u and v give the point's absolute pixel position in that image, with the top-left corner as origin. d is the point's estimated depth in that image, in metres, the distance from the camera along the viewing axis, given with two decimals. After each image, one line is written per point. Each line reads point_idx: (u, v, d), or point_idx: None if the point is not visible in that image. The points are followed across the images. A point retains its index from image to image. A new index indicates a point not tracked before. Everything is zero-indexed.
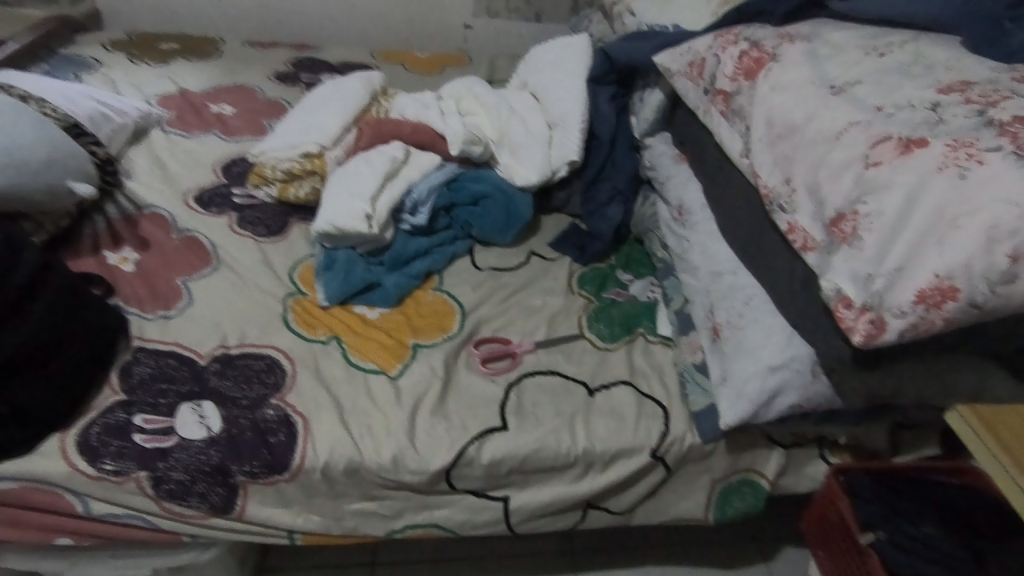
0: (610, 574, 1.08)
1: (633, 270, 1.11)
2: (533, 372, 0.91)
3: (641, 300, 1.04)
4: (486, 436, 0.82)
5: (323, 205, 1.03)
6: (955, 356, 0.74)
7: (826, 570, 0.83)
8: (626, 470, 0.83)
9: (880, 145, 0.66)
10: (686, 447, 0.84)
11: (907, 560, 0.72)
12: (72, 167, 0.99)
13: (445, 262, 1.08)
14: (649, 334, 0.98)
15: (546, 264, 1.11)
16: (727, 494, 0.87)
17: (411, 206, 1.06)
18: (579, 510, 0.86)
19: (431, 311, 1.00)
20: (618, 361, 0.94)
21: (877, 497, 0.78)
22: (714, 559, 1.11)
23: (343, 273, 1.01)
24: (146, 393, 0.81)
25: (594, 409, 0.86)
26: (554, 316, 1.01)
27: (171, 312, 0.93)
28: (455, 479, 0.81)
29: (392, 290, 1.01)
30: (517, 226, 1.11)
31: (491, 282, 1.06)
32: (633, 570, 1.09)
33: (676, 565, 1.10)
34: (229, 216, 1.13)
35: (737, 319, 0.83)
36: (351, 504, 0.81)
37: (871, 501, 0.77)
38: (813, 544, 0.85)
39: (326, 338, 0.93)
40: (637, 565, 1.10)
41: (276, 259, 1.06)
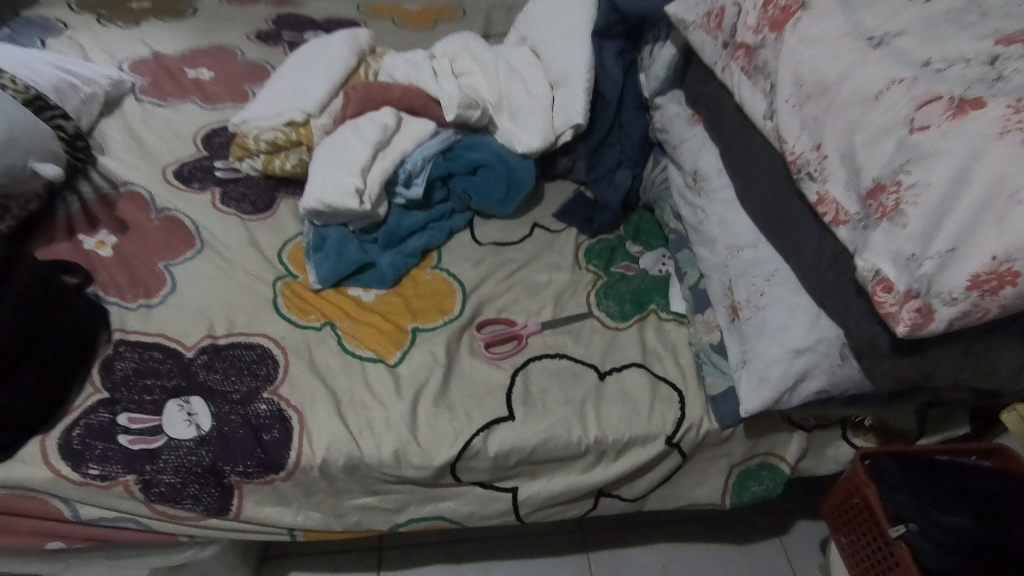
0: (621, 551, 1.07)
1: (643, 241, 1.04)
2: (541, 355, 0.86)
3: (652, 274, 0.98)
4: (493, 425, 0.77)
5: (311, 180, 0.96)
6: (999, 337, 0.68)
7: (849, 557, 0.80)
8: (640, 458, 0.79)
9: (927, 107, 0.59)
10: (703, 432, 0.80)
11: (937, 552, 0.69)
12: (36, 145, 0.92)
13: (444, 237, 1.02)
14: (661, 311, 0.93)
15: (551, 237, 1.05)
16: (745, 478, 0.83)
17: (405, 179, 0.99)
18: (591, 498, 0.82)
19: (431, 292, 0.94)
20: (630, 342, 0.88)
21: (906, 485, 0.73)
22: (726, 533, 1.09)
23: (335, 253, 0.95)
24: (131, 391, 0.76)
25: (605, 395, 0.81)
26: (561, 294, 0.95)
27: (154, 301, 0.88)
28: (461, 472, 0.77)
29: (388, 270, 0.95)
30: (519, 196, 1.04)
31: (492, 258, 1.00)
32: (644, 547, 1.07)
33: (687, 540, 1.08)
34: (211, 192, 1.06)
35: (758, 298, 0.77)
36: (353, 500, 0.78)
37: (898, 489, 0.73)
38: (835, 530, 0.82)
39: (319, 324, 0.88)
40: (648, 541, 1.08)
41: (264, 238, 1.00)
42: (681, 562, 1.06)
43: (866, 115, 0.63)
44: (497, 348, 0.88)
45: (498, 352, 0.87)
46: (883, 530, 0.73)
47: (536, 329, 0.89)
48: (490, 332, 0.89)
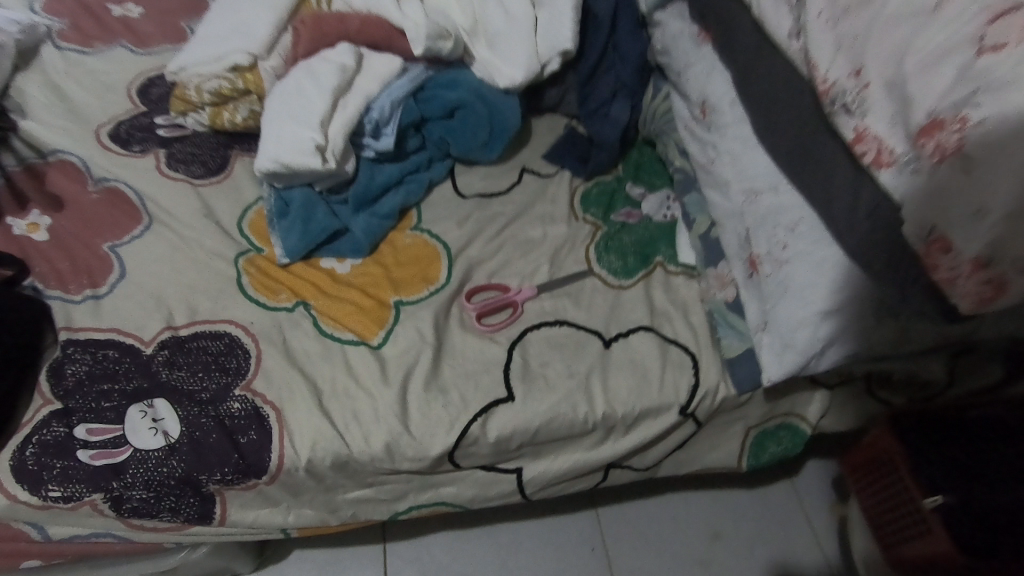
0: (633, 503, 1.05)
1: (645, 182, 0.93)
2: (538, 324, 0.78)
3: (656, 221, 0.89)
4: (491, 409, 0.71)
5: (264, 137, 0.84)
6: None
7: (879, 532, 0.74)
8: (652, 430, 0.74)
9: (1003, 20, 0.47)
10: (719, 399, 0.74)
11: (981, 529, 0.62)
12: None
13: (423, 192, 0.91)
14: (669, 264, 0.84)
15: (542, 184, 0.94)
16: (763, 440, 0.78)
17: (373, 129, 0.86)
18: (600, 472, 0.77)
19: (412, 258, 0.85)
20: (636, 301, 0.80)
21: (940, 454, 0.67)
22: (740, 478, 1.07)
23: (301, 221, 0.84)
24: (86, 397, 0.69)
25: (611, 365, 0.75)
26: (557, 250, 0.86)
27: (101, 291, 0.78)
28: (460, 459, 0.71)
29: (362, 237, 0.85)
30: (504, 139, 0.92)
31: (479, 214, 0.90)
32: (657, 498, 1.05)
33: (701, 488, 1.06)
34: (155, 155, 0.93)
35: (780, 251, 0.68)
36: (346, 494, 0.72)
37: (932, 460, 0.67)
38: (864, 505, 0.76)
39: (291, 304, 0.79)
40: (661, 492, 1.06)
41: (220, 207, 0.89)
42: (696, 510, 1.04)
43: (922, 32, 0.51)
44: (492, 317, 0.80)
45: (493, 322, 0.79)
46: (918, 501, 0.67)
47: (531, 292, 0.81)
48: (482, 300, 0.81)
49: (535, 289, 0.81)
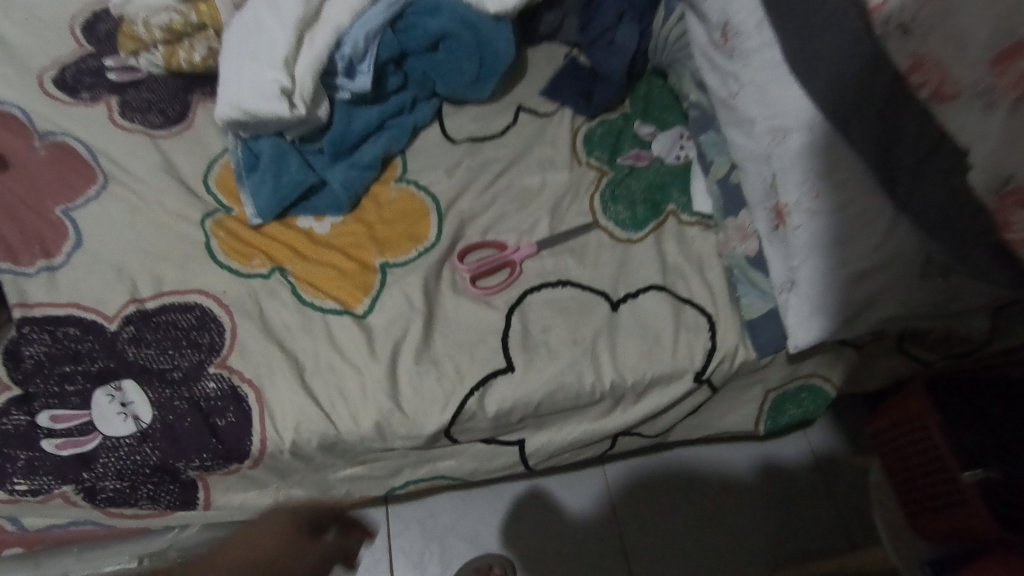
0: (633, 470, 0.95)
1: (656, 119, 0.83)
2: (539, 285, 0.71)
3: (669, 164, 0.79)
4: (490, 381, 0.65)
5: (222, 79, 0.74)
6: None
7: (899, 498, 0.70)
8: (663, 399, 0.68)
9: None
10: (737, 363, 0.68)
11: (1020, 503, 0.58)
12: None
13: (407, 138, 0.82)
14: (682, 213, 0.76)
15: (540, 124, 0.84)
16: (782, 403, 0.73)
17: (346, 67, 0.76)
18: (608, 441, 0.73)
19: (397, 214, 0.77)
20: (646, 256, 0.73)
21: (978, 423, 0.62)
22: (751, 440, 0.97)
23: (272, 176, 0.75)
24: (47, 382, 0.63)
25: (619, 329, 0.68)
26: (558, 201, 0.78)
27: (57, 262, 0.71)
28: (458, 434, 0.67)
29: (340, 192, 0.76)
30: (496, 75, 0.81)
31: (470, 161, 0.81)
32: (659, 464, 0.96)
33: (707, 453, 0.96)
34: (106, 103, 0.83)
35: (812, 202, 0.59)
36: (338, 473, 0.68)
37: (970, 430, 0.62)
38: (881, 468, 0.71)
39: (267, 270, 0.72)
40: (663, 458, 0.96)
41: (183, 161, 0.80)
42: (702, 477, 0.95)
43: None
44: (489, 278, 0.73)
45: (490, 285, 0.72)
46: (953, 473, 0.62)
47: (531, 250, 0.73)
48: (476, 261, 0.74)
49: (535, 246, 0.73)
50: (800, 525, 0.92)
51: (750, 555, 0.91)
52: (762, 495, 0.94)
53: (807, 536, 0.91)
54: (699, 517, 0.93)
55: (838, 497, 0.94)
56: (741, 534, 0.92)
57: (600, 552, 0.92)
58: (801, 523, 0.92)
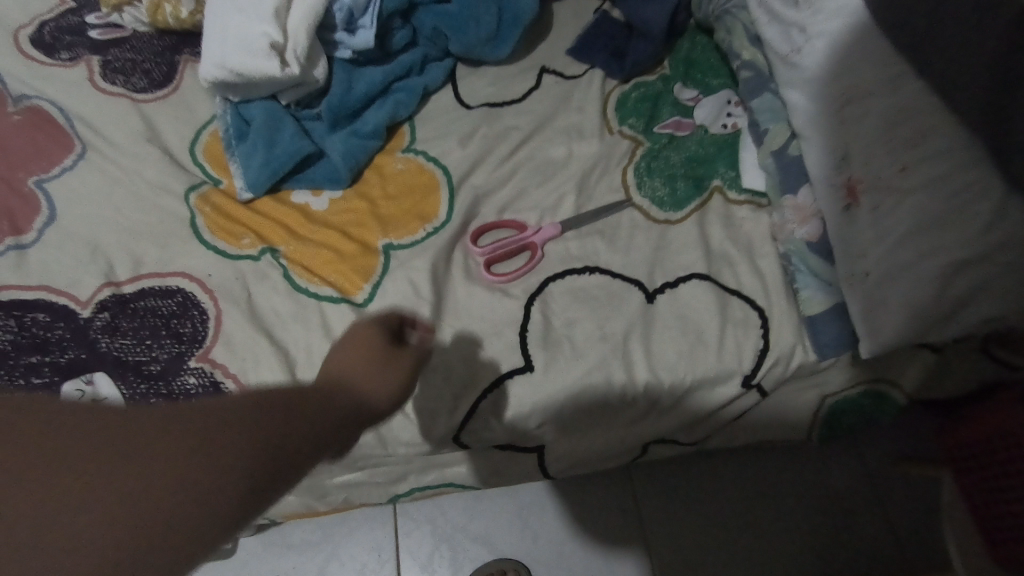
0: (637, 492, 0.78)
1: (699, 82, 0.73)
2: (564, 272, 0.62)
3: (713, 134, 0.69)
4: (506, 382, 0.57)
5: (207, 35, 0.65)
6: None
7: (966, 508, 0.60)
8: (703, 406, 0.59)
9: None
10: (793, 366, 0.58)
11: None
12: None
13: (415, 102, 0.72)
14: (729, 189, 0.66)
15: (566, 88, 0.74)
16: (841, 410, 0.64)
17: (346, 22, 0.68)
18: (637, 449, 0.64)
19: (404, 188, 0.68)
20: (687, 240, 0.63)
21: None
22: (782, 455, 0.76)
23: (263, 144, 0.67)
24: (11, 374, 0.56)
25: (655, 324, 0.59)
26: (586, 175, 0.68)
27: (26, 240, 0.64)
28: (468, 441, 0.59)
29: (340, 163, 0.68)
30: (517, 30, 0.72)
31: (487, 129, 0.71)
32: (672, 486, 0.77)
33: (726, 474, 0.77)
34: (87, 63, 0.75)
35: (897, 176, 0.50)
36: (335, 479, 0.61)
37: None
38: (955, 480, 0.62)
39: (257, 251, 0.64)
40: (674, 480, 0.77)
41: (169, 130, 0.72)
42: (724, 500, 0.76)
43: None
44: (507, 263, 0.65)
45: (508, 271, 0.64)
46: None
47: (554, 232, 0.64)
48: (492, 243, 0.65)
49: (559, 227, 0.64)
50: (837, 529, 0.73)
51: (761, 554, 0.72)
52: (801, 485, 0.75)
53: (844, 549, 0.72)
54: (711, 497, 0.76)
55: (900, 513, 0.73)
56: (757, 526, 0.74)
57: (585, 540, 0.77)
58: (843, 536, 0.72)
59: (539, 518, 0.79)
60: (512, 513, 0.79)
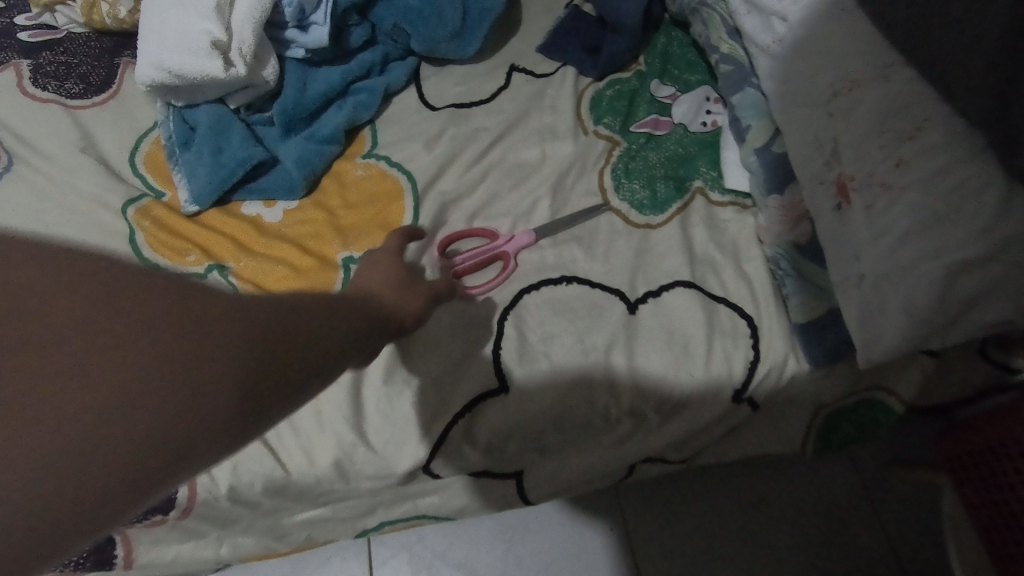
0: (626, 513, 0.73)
1: (676, 78, 0.69)
2: (539, 282, 0.58)
3: (692, 132, 0.65)
4: (479, 405, 0.53)
5: (143, 33, 0.60)
6: None
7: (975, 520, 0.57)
8: (691, 425, 0.55)
9: None
10: (786, 378, 0.55)
11: None
12: None
13: (377, 104, 0.68)
14: (711, 190, 0.62)
15: (537, 86, 0.70)
16: (837, 420, 0.60)
17: (296, 18, 0.62)
18: (623, 470, 0.60)
19: (365, 196, 0.63)
20: (670, 245, 0.59)
21: None
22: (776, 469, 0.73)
23: (209, 151, 0.62)
24: None
25: (639, 337, 0.55)
26: (561, 178, 0.64)
27: None
28: (440, 470, 0.54)
29: (295, 171, 0.63)
30: (483, 25, 0.67)
31: (454, 131, 0.67)
32: (662, 504, 0.73)
33: (718, 490, 0.73)
34: (16, 68, 0.69)
35: (892, 172, 0.46)
36: (295, 516, 0.56)
37: None
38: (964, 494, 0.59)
39: (204, 269, 0.59)
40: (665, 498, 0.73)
41: (107, 138, 0.66)
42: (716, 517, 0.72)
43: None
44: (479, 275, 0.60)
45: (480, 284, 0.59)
46: None
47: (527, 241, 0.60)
48: (461, 254, 0.60)
49: (533, 235, 0.60)
50: (833, 543, 0.69)
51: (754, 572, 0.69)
52: (796, 498, 0.71)
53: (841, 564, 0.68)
54: (702, 514, 0.72)
55: (899, 527, 0.69)
56: (750, 542, 0.70)
57: (571, 563, 0.72)
58: (840, 552, 0.69)
59: (523, 543, 0.74)
60: (493, 539, 0.74)
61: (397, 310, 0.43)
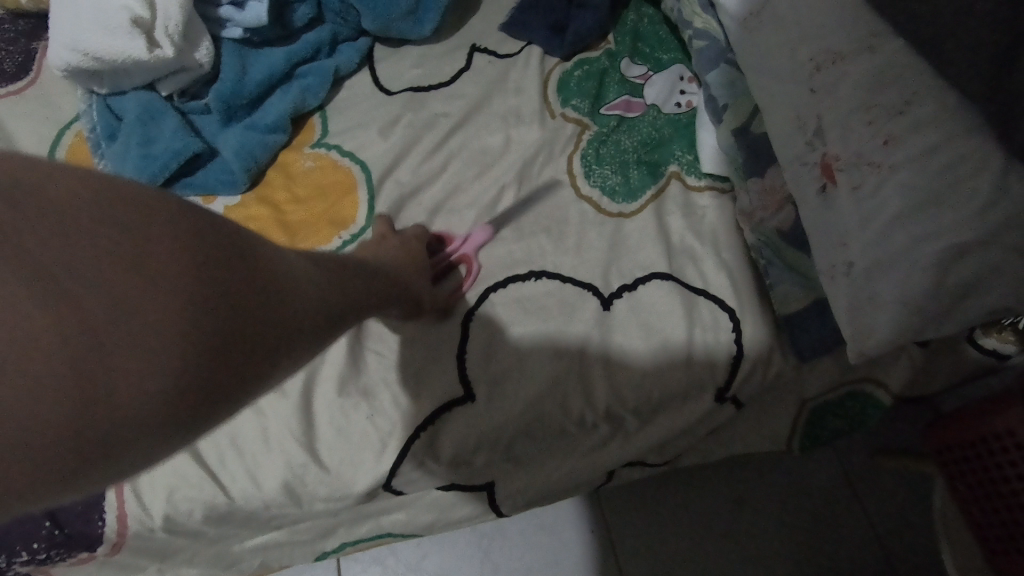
0: (607, 516, 0.70)
1: (648, 56, 0.65)
2: (506, 279, 0.54)
3: (666, 114, 0.61)
4: (443, 416, 0.49)
5: (55, 12, 0.54)
6: None
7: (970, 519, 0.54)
8: (671, 428, 0.52)
9: None
10: (771, 375, 0.52)
11: None
12: None
13: (327, 89, 0.62)
14: (688, 175, 0.58)
15: (501, 67, 0.65)
16: (824, 415, 0.57)
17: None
18: (601, 477, 0.56)
19: (315, 190, 0.59)
20: (645, 236, 0.55)
21: None
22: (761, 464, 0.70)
23: (139, 143, 0.56)
24: None
25: (614, 334, 0.51)
26: (527, 167, 0.59)
27: None
28: (402, 486, 0.50)
29: (236, 163, 0.57)
30: (439, 2, 0.62)
31: (411, 117, 0.62)
32: (645, 505, 0.70)
33: (702, 489, 0.70)
34: None
35: (881, 150, 0.43)
36: (246, 539, 0.52)
37: None
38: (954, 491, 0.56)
39: None
40: (648, 500, 0.70)
41: (23, 133, 0.60)
42: (699, 518, 0.69)
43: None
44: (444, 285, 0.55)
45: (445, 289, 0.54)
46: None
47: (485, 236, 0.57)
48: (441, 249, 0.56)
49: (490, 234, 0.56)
50: (819, 539, 0.67)
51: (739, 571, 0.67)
52: (781, 493, 0.69)
53: (828, 560, 0.66)
54: (684, 511, 0.69)
55: (886, 519, 0.67)
56: (733, 540, 0.68)
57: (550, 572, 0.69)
58: (827, 545, 0.67)
59: (500, 553, 0.70)
60: (469, 549, 0.70)
61: (395, 291, 0.47)
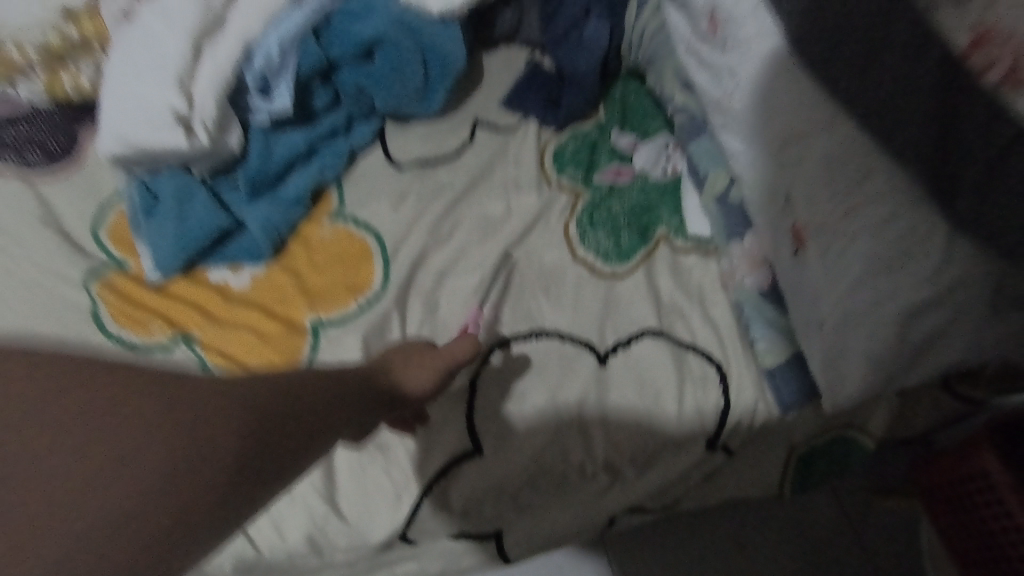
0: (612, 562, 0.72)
1: (635, 127, 0.71)
2: (509, 339, 0.58)
3: (653, 180, 0.67)
4: (453, 469, 0.53)
5: (104, 106, 0.60)
6: None
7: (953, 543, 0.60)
8: (665, 476, 0.55)
9: None
10: (758, 424, 0.55)
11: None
12: None
13: (343, 164, 0.68)
14: (675, 237, 0.63)
15: (500, 140, 0.71)
16: (813, 460, 0.60)
17: (262, 87, 0.63)
18: (602, 526, 0.59)
19: (333, 258, 0.64)
20: (636, 295, 0.60)
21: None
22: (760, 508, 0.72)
23: (173, 220, 0.61)
24: None
25: (610, 388, 0.56)
26: (526, 232, 0.65)
27: None
28: (414, 536, 0.53)
29: (261, 236, 0.63)
30: (444, 85, 0.69)
31: (420, 189, 0.68)
32: (648, 551, 0.72)
33: (704, 534, 0.72)
34: None
35: (841, 221, 0.48)
36: None
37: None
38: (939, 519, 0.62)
39: (170, 341, 0.60)
40: (651, 546, 0.72)
41: (67, 211, 0.66)
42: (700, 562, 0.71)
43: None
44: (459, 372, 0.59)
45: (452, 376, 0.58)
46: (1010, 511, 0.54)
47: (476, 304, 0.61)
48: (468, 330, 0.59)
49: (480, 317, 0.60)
50: None
51: None
52: (779, 535, 0.72)
53: None
54: (686, 555, 0.72)
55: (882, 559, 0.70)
56: None
57: None
58: None
59: None
60: None
61: (416, 384, 0.47)
